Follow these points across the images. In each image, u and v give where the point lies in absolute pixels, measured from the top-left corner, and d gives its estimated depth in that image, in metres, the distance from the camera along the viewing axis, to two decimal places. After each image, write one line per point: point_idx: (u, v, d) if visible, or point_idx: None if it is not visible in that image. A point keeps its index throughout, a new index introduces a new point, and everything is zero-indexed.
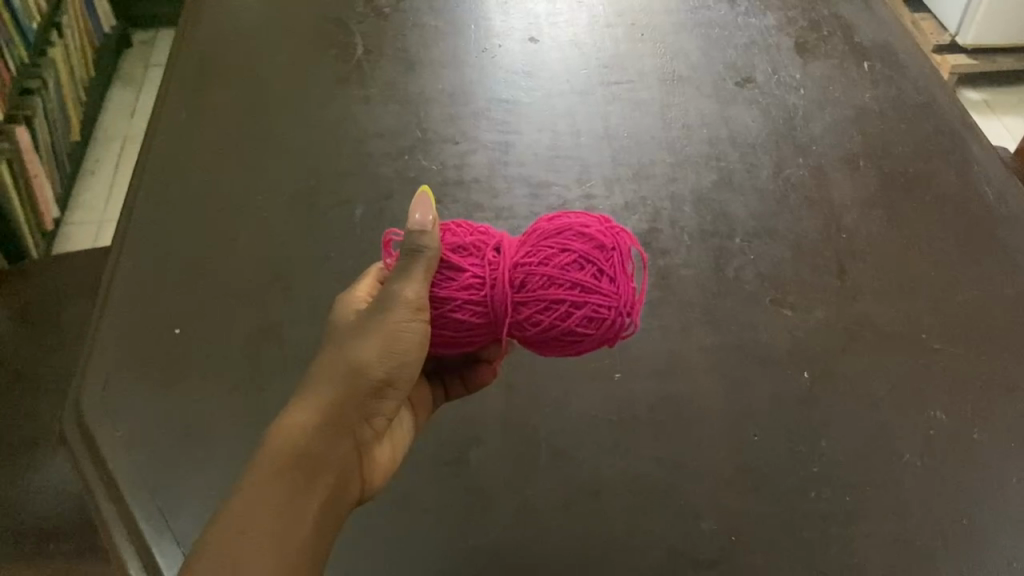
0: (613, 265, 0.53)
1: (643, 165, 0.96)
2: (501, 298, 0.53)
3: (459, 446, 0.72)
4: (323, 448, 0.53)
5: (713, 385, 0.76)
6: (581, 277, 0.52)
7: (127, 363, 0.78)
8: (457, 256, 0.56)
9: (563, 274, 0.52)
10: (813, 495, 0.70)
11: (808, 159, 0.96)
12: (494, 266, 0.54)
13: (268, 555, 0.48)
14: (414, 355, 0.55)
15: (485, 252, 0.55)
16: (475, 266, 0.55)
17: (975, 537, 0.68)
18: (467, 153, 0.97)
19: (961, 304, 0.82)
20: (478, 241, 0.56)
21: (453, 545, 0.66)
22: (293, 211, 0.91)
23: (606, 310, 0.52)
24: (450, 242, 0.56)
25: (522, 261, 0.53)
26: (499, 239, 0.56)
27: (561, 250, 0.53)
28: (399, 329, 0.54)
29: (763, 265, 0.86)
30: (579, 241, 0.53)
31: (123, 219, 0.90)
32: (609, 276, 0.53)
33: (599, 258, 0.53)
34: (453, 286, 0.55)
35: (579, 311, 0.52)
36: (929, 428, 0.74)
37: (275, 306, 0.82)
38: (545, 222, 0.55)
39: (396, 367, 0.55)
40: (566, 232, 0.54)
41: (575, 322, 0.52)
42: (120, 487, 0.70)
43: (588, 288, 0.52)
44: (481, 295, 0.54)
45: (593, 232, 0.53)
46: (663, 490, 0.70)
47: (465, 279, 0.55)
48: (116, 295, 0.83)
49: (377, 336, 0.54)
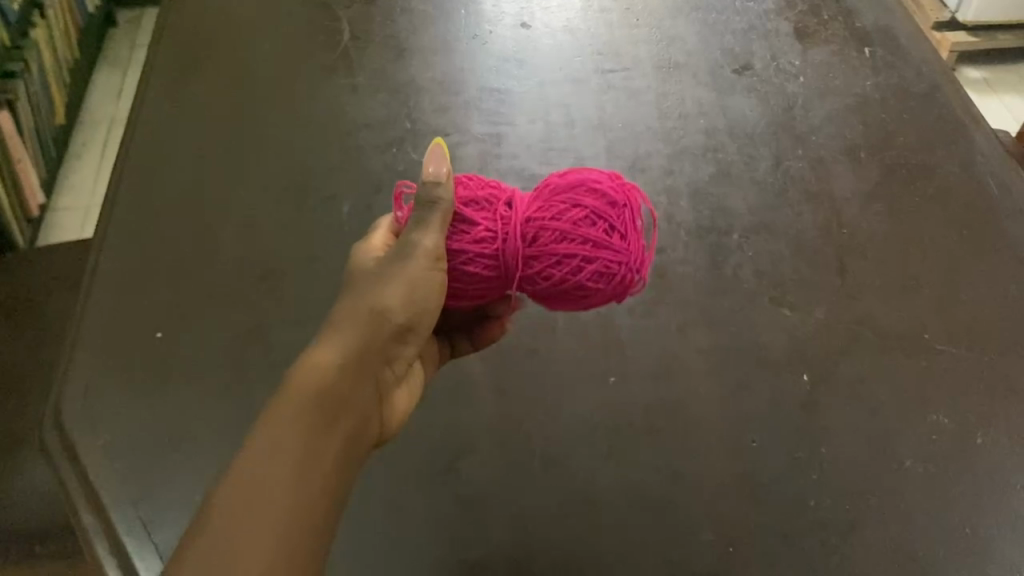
0: (622, 222, 0.53)
1: (639, 156, 0.94)
2: (513, 252, 0.53)
3: (451, 453, 0.70)
4: (348, 387, 0.50)
5: (710, 389, 0.74)
6: (594, 233, 0.52)
7: (107, 369, 0.75)
8: (470, 210, 0.55)
9: (575, 231, 0.52)
10: (812, 504, 0.68)
11: (807, 151, 0.94)
12: (506, 220, 0.54)
13: (289, 496, 0.45)
14: (434, 301, 0.53)
15: (497, 206, 0.55)
16: (487, 220, 0.54)
17: (978, 545, 0.66)
18: (458, 144, 0.95)
19: (963, 303, 0.80)
20: (490, 195, 0.55)
21: (445, 559, 0.64)
22: (281, 207, 0.88)
23: (616, 265, 0.52)
24: (461, 196, 0.55)
25: (535, 216, 0.53)
26: (510, 194, 0.55)
27: (573, 205, 0.53)
28: (420, 275, 0.52)
29: (762, 262, 0.84)
30: (591, 197, 0.53)
31: (104, 216, 0.87)
32: (619, 232, 0.53)
33: (610, 214, 0.53)
34: (463, 238, 0.54)
35: (590, 266, 0.52)
36: (931, 433, 0.72)
37: (260, 307, 0.80)
38: (557, 177, 0.54)
39: (417, 313, 0.53)
40: (576, 187, 0.53)
41: (586, 277, 0.52)
42: (101, 498, 0.68)
43: (600, 244, 0.52)
44: (493, 249, 0.53)
45: (604, 188, 0.53)
46: (658, 499, 0.68)
47: (477, 233, 0.54)
48: (94, 298, 0.80)
49: (399, 281, 0.52)
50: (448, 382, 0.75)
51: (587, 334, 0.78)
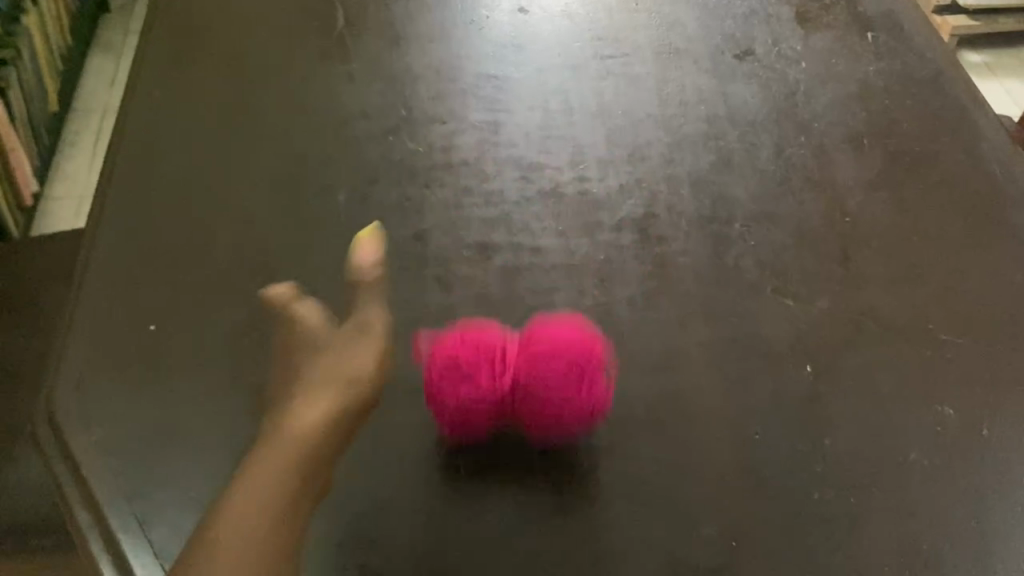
0: (589, 375, 0.66)
1: (639, 144, 0.92)
2: (504, 390, 0.66)
3: (450, 446, 0.69)
4: (321, 446, 0.64)
5: (713, 381, 0.73)
6: (565, 385, 0.65)
7: (100, 363, 0.74)
8: (462, 363, 0.66)
9: (558, 371, 0.65)
10: (816, 497, 0.67)
11: (810, 138, 0.93)
12: (497, 377, 0.66)
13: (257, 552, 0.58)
14: (375, 386, 0.68)
15: (489, 362, 0.66)
16: (479, 386, 0.66)
17: (984, 539, 0.65)
18: (455, 132, 0.93)
19: (968, 293, 0.79)
20: (485, 351, 0.66)
21: (445, 554, 0.63)
22: (276, 197, 0.87)
23: (585, 398, 0.66)
24: (455, 354, 0.66)
25: (524, 382, 0.66)
26: (502, 348, 0.67)
27: (554, 371, 0.65)
28: (365, 366, 0.68)
29: (764, 252, 0.82)
30: (563, 360, 0.65)
31: (96, 207, 0.86)
32: (587, 385, 0.66)
33: (580, 371, 0.65)
34: (460, 385, 0.66)
35: (565, 417, 0.66)
36: (936, 424, 0.71)
37: (255, 300, 0.79)
38: (539, 336, 0.66)
39: (365, 387, 0.68)
40: (560, 327, 0.67)
41: (563, 416, 0.66)
42: (94, 494, 0.67)
43: (573, 394, 0.66)
44: (489, 391, 0.66)
45: (574, 352, 0.65)
46: (660, 493, 0.67)
47: (473, 386, 0.66)
48: (86, 290, 0.79)
49: (353, 357, 0.69)
50: None
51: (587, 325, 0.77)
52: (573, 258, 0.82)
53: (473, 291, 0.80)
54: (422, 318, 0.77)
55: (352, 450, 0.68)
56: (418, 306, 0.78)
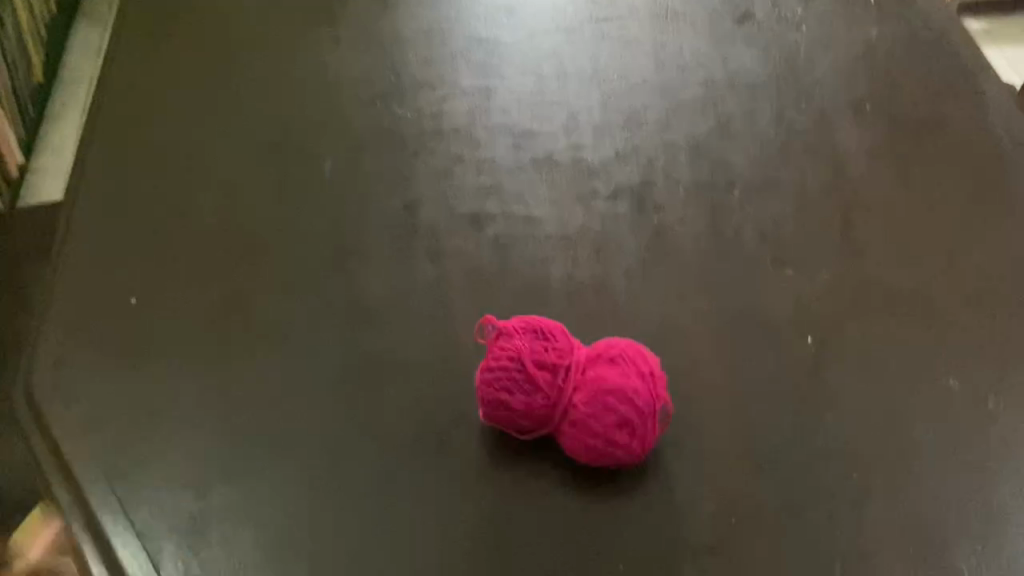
0: (644, 428, 0.61)
1: (636, 110, 0.90)
2: (554, 411, 0.62)
3: (440, 423, 0.67)
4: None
5: (712, 354, 0.71)
6: (616, 432, 0.61)
7: (79, 337, 0.71)
8: (525, 369, 0.62)
9: (620, 397, 0.60)
10: (819, 472, 0.64)
11: (811, 104, 0.90)
12: (554, 393, 0.62)
13: None
14: (80, 506, 0.62)
15: (551, 374, 0.62)
16: (535, 398, 0.61)
17: (992, 514, 0.63)
18: (445, 98, 0.90)
19: (973, 262, 0.77)
20: (552, 364, 0.62)
21: (435, 534, 0.61)
22: (261, 168, 0.84)
23: (630, 448, 0.61)
24: (522, 357, 0.62)
25: (577, 408, 0.61)
26: (570, 364, 0.62)
27: (609, 413, 0.61)
28: (71, 484, 0.63)
29: (764, 221, 0.80)
30: (625, 405, 0.60)
31: (75, 181, 0.82)
32: (639, 435, 0.61)
33: (636, 424, 0.61)
34: (511, 388, 0.62)
35: (606, 458, 0.62)
36: (942, 397, 0.69)
37: (239, 272, 0.76)
38: (609, 372, 0.62)
39: (93, 511, 0.62)
40: (633, 360, 0.63)
41: (603, 460, 0.62)
42: (75, 474, 0.64)
43: (621, 440, 0.61)
44: (540, 408, 0.62)
45: (637, 400, 0.61)
46: (658, 470, 0.65)
47: (527, 396, 0.62)
48: (65, 263, 0.76)
49: (84, 481, 0.63)
50: (437, 351, 0.71)
51: (583, 297, 0.75)
52: (567, 228, 0.80)
53: (464, 264, 0.77)
54: (412, 291, 0.75)
55: (340, 428, 0.66)
56: (407, 278, 0.76)
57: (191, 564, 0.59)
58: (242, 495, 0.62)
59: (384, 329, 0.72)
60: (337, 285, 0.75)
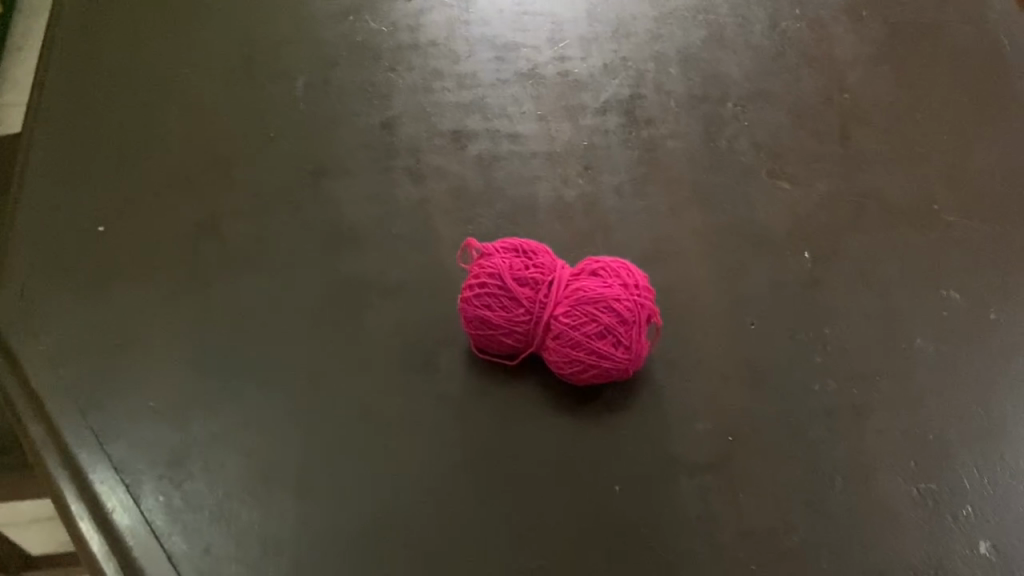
0: (630, 337, 0.58)
1: (623, 20, 0.86)
2: (537, 327, 0.59)
3: (426, 347, 0.64)
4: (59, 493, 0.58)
5: (706, 270, 0.68)
6: (599, 343, 0.57)
7: (44, 266, 0.68)
8: (506, 287, 0.58)
9: (599, 305, 0.57)
10: (817, 388, 0.62)
11: (806, 10, 0.86)
12: (536, 309, 0.58)
13: None
14: (38, 408, 0.61)
15: (532, 289, 0.58)
16: (517, 315, 0.59)
17: (994, 425, 0.61)
18: (422, 11, 0.86)
19: (974, 171, 0.74)
20: (533, 279, 0.59)
21: (423, 459, 0.59)
22: (229, 87, 0.80)
23: (616, 361, 0.58)
24: (501, 275, 0.59)
25: (558, 320, 0.58)
26: (551, 278, 0.59)
27: (590, 322, 0.57)
28: (27, 388, 0.62)
29: (758, 133, 0.77)
30: (606, 313, 0.57)
31: (33, 105, 0.78)
32: (625, 344, 0.58)
33: (620, 332, 0.57)
34: (491, 308, 0.59)
35: (594, 371, 0.58)
36: (943, 309, 0.67)
37: (212, 196, 0.72)
38: (590, 281, 0.58)
39: (50, 415, 0.60)
40: (616, 271, 0.59)
41: (591, 374, 0.59)
42: (46, 408, 0.60)
43: (605, 352, 0.58)
44: (522, 325, 0.59)
45: (618, 306, 0.57)
46: (652, 389, 0.62)
47: (509, 313, 0.59)
48: (27, 190, 0.72)
49: (42, 384, 0.62)
50: (421, 273, 0.68)
51: (572, 215, 0.72)
52: (554, 144, 0.77)
53: (447, 181, 0.74)
54: (393, 212, 0.72)
55: (322, 354, 0.63)
56: (388, 198, 0.73)
57: (173, 498, 0.57)
58: (222, 426, 0.60)
59: (364, 251, 0.69)
60: (314, 207, 0.72)
